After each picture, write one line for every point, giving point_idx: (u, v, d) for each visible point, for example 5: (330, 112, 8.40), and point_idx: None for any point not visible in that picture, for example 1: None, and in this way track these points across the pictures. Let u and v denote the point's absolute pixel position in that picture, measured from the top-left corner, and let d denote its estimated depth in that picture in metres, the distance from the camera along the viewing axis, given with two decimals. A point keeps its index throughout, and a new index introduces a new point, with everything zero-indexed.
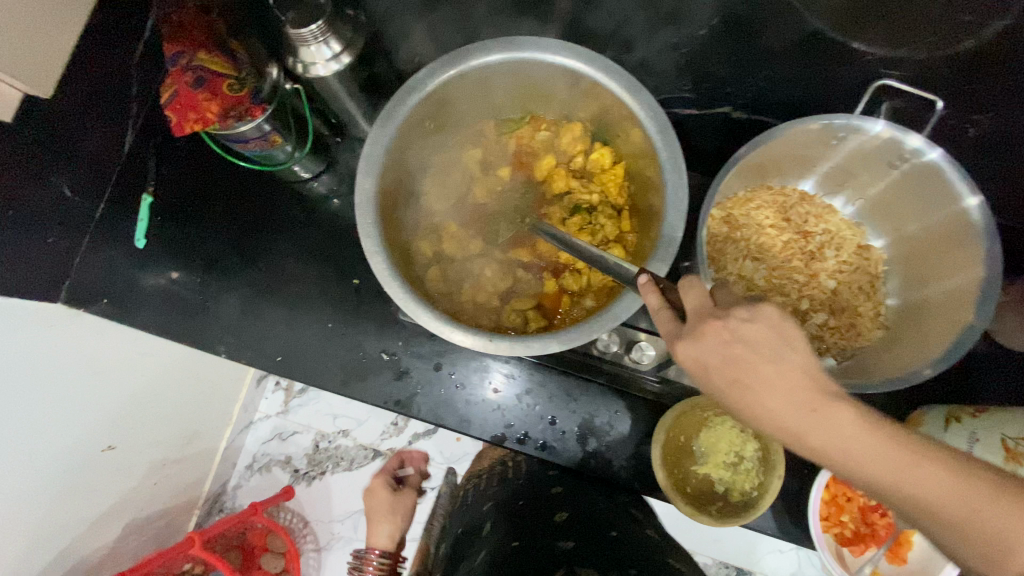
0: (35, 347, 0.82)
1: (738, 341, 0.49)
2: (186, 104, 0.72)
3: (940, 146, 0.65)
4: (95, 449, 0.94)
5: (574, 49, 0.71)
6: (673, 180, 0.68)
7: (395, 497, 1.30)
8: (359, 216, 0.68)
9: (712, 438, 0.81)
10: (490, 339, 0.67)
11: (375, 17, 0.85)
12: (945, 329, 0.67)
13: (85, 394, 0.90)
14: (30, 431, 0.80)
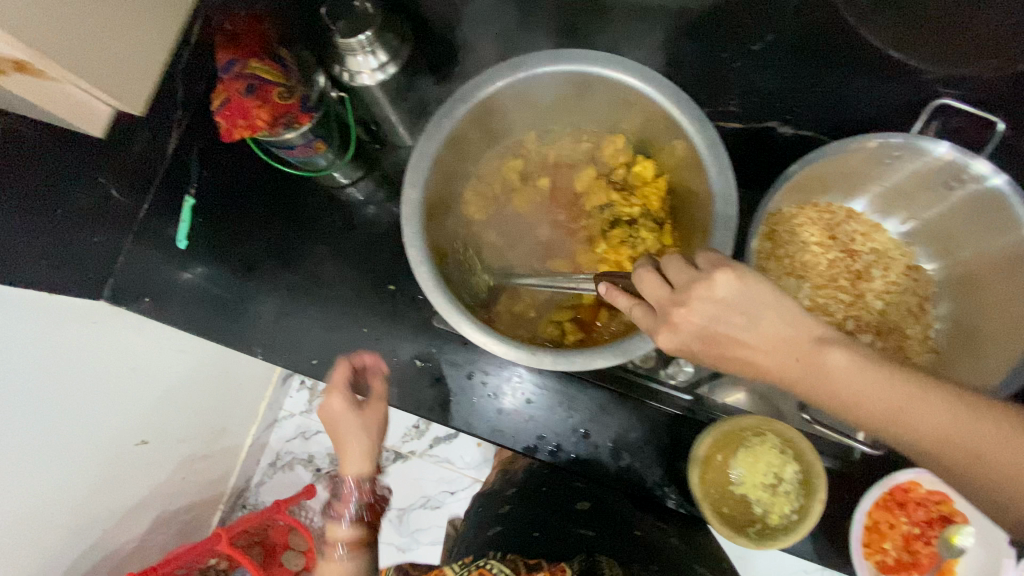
0: (76, 346, 0.87)
1: (713, 322, 0.53)
2: (236, 112, 0.74)
3: (1006, 173, 0.63)
4: (129, 445, 0.99)
5: (623, 62, 0.71)
6: (722, 196, 0.67)
7: (375, 404, 0.77)
8: (405, 226, 0.69)
9: (751, 458, 0.79)
10: (533, 353, 0.66)
11: (419, 28, 0.86)
12: (1001, 359, 0.65)
13: (120, 390, 0.94)
14: (68, 424, 0.85)
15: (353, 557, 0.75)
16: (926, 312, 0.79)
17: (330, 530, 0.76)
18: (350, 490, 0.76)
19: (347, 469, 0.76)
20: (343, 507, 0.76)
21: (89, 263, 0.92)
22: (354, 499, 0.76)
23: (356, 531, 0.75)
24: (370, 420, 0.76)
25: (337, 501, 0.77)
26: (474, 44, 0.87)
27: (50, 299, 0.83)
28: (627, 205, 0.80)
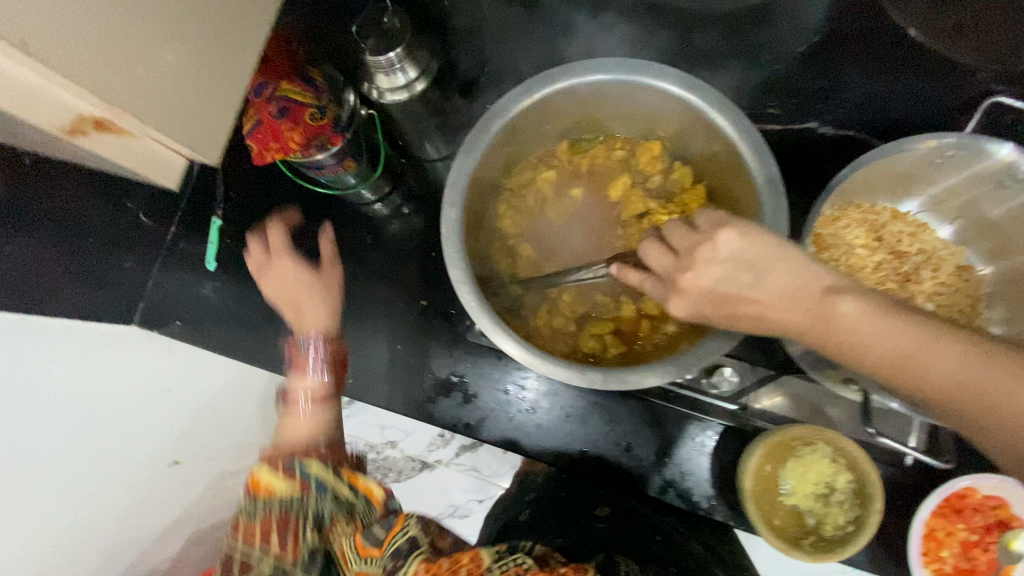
0: (91, 366, 0.80)
1: (723, 282, 0.57)
2: (269, 135, 0.75)
3: None
4: (160, 465, 0.88)
5: (662, 70, 0.69)
6: (770, 204, 0.65)
7: (327, 291, 0.82)
8: (445, 245, 0.67)
9: (801, 468, 0.78)
10: (584, 372, 0.64)
11: (459, 49, 0.88)
12: None
13: (151, 409, 0.86)
14: (89, 454, 0.77)
15: (318, 420, 0.75)
16: (979, 313, 0.76)
17: (285, 417, 0.76)
18: (307, 350, 0.78)
19: (302, 333, 0.79)
20: (302, 338, 0.79)
21: (116, 288, 0.94)
22: (314, 360, 0.78)
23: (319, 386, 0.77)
24: (325, 283, 0.81)
25: (298, 359, 0.79)
26: (506, 59, 0.88)
27: (86, 325, 0.85)
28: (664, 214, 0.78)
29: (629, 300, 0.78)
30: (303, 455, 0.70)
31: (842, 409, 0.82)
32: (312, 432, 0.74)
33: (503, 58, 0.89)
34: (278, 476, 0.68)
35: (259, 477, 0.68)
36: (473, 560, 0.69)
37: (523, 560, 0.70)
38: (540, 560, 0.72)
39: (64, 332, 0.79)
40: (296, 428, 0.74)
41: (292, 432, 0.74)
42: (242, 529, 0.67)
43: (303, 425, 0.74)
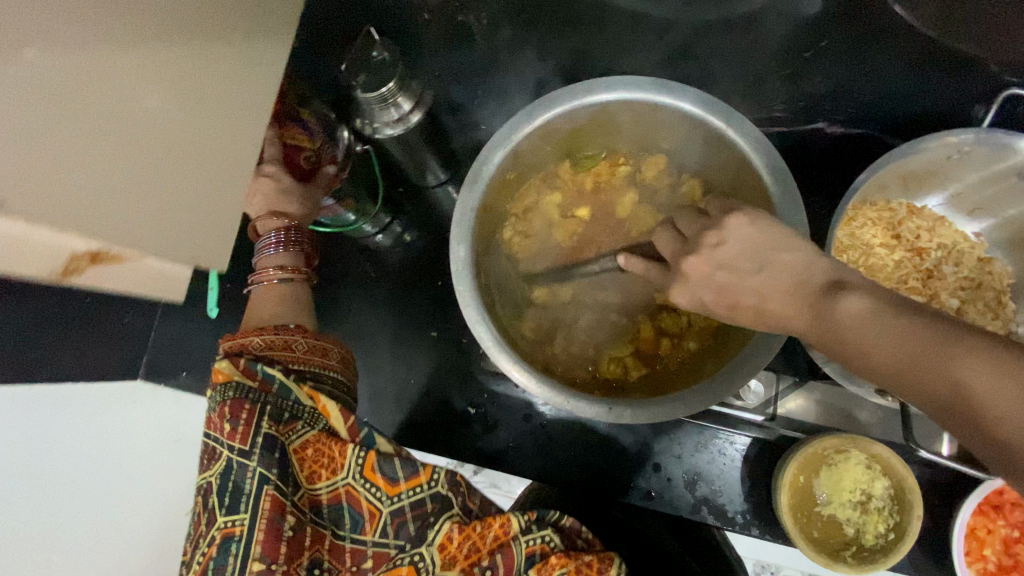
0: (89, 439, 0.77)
1: (725, 270, 0.54)
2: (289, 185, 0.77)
3: None
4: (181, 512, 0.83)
5: (664, 85, 0.67)
6: (789, 218, 0.63)
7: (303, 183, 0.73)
8: (457, 286, 0.65)
9: (835, 476, 0.76)
10: (610, 406, 0.62)
11: (454, 76, 0.88)
12: None
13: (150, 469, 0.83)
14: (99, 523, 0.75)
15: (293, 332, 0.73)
16: (1005, 306, 0.74)
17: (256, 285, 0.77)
18: (271, 238, 0.75)
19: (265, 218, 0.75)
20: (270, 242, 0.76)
21: (119, 344, 0.92)
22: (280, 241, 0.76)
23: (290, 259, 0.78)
24: (310, 198, 0.74)
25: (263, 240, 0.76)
26: (502, 83, 0.87)
27: (86, 388, 0.84)
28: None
29: (646, 320, 0.75)
30: (276, 346, 0.71)
31: (872, 413, 0.80)
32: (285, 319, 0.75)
33: (503, 83, 0.88)
34: (250, 377, 0.66)
35: (224, 368, 0.66)
36: (502, 526, 0.63)
37: (550, 538, 0.62)
38: (568, 536, 0.65)
39: (60, 397, 0.78)
40: (267, 309, 0.75)
41: (261, 314, 0.75)
42: (208, 422, 0.65)
43: (277, 305, 0.76)
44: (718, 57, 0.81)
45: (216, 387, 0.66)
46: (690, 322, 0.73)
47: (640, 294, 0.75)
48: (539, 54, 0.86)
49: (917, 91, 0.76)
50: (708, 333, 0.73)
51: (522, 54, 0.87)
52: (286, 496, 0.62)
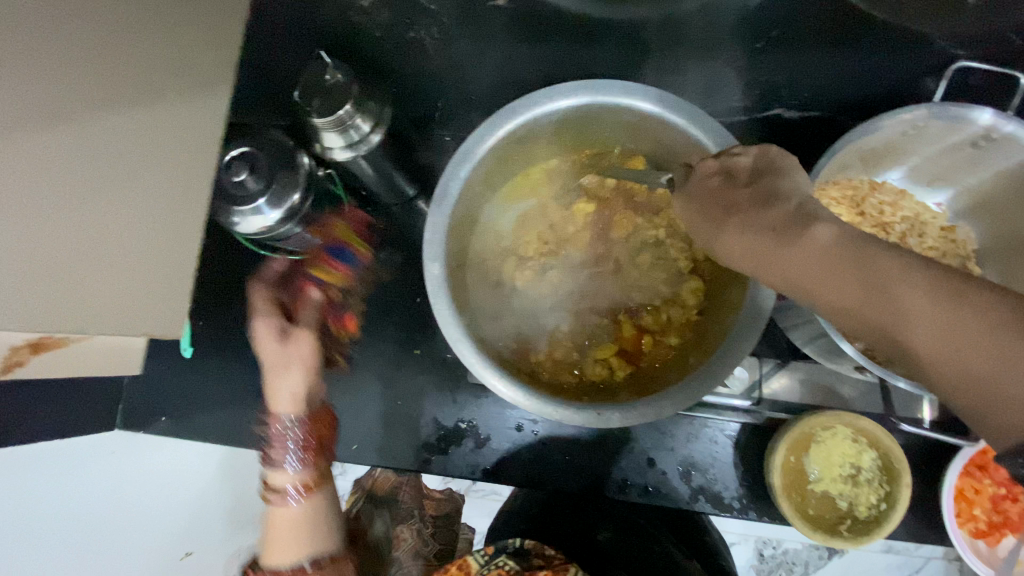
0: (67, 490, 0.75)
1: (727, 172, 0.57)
2: (331, 252, 0.83)
3: (990, 108, 0.64)
4: (173, 560, 0.81)
5: (625, 87, 0.67)
6: None
7: (290, 342, 0.68)
8: (434, 305, 0.64)
9: (824, 453, 0.77)
10: (598, 412, 0.62)
11: (414, 91, 0.87)
12: None
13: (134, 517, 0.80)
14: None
15: (310, 513, 0.69)
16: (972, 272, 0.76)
17: (274, 509, 0.70)
18: (281, 430, 0.69)
19: (271, 416, 0.69)
20: (278, 454, 0.69)
21: (93, 395, 0.89)
22: (289, 446, 0.69)
23: (301, 476, 0.69)
24: (300, 357, 0.68)
25: (269, 449, 0.69)
26: (464, 93, 0.87)
27: (61, 444, 0.80)
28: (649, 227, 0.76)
29: (626, 319, 0.75)
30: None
31: (853, 386, 0.82)
32: (304, 548, 0.68)
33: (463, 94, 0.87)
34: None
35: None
36: (463, 565, 0.83)
37: (506, 561, 0.82)
38: (522, 557, 0.83)
39: (44, 455, 0.76)
40: (283, 546, 0.69)
41: (277, 555, 0.69)
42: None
43: (291, 535, 0.68)
44: (676, 52, 0.82)
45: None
46: (671, 318, 0.73)
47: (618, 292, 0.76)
48: (499, 62, 0.86)
49: (863, 72, 0.79)
50: (688, 328, 0.73)
51: (482, 61, 0.86)
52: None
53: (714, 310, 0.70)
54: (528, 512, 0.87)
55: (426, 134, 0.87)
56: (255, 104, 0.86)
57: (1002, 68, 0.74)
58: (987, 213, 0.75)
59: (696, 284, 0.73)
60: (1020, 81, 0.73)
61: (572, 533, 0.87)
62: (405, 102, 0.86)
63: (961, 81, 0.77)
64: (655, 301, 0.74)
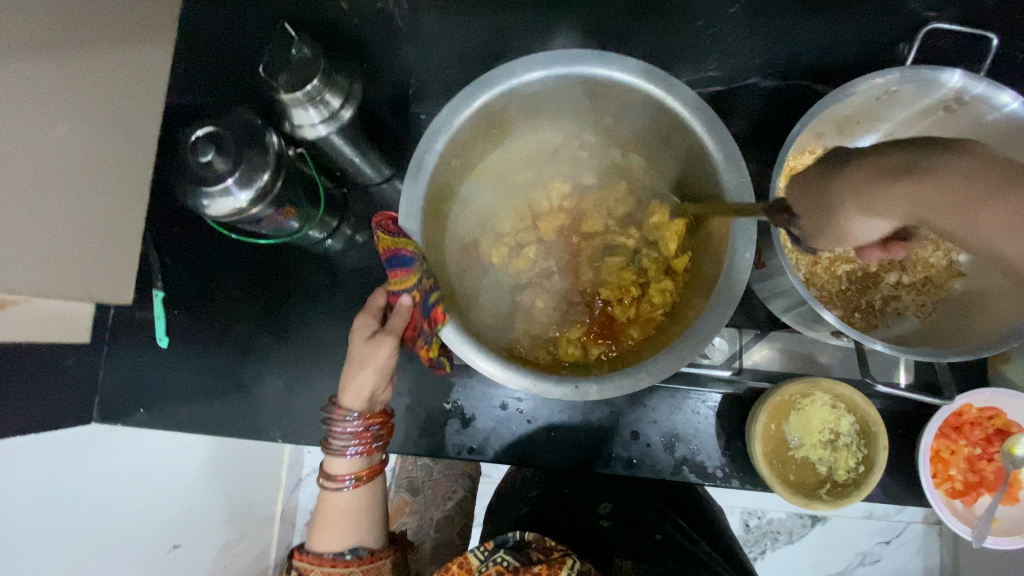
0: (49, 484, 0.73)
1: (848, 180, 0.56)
2: (391, 265, 0.62)
3: (958, 69, 0.65)
4: (161, 551, 0.85)
5: (602, 55, 0.65)
6: (733, 182, 0.63)
7: (373, 342, 0.65)
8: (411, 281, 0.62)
9: (803, 420, 0.78)
10: (577, 384, 0.61)
11: (389, 66, 0.85)
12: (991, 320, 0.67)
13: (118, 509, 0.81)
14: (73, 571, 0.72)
15: (364, 505, 0.70)
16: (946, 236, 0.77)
17: (327, 495, 0.69)
18: (344, 422, 0.66)
19: (338, 409, 0.67)
20: (338, 444, 0.67)
21: (67, 387, 0.86)
22: (350, 439, 0.67)
23: (358, 467, 0.69)
24: (377, 362, 0.65)
25: (330, 437, 0.67)
26: (438, 68, 0.86)
27: (39, 439, 0.77)
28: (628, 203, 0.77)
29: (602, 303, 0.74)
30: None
31: (832, 353, 0.83)
32: (352, 540, 0.69)
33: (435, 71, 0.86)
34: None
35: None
36: (462, 564, 0.68)
37: (504, 557, 0.69)
38: (520, 552, 0.71)
39: (23, 446, 0.74)
40: (329, 533, 0.68)
41: (323, 540, 0.68)
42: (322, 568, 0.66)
43: (337, 525, 0.68)
44: (652, 20, 0.81)
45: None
46: (638, 311, 0.72)
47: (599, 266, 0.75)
48: (472, 34, 0.84)
49: (836, 41, 0.79)
50: (652, 325, 0.71)
51: (455, 34, 0.85)
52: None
53: (689, 293, 0.69)
54: (528, 493, 0.92)
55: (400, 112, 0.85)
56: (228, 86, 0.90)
57: (973, 29, 0.74)
58: None
59: (668, 283, 0.71)
60: (991, 42, 0.74)
61: (571, 516, 0.89)
62: (378, 78, 0.85)
63: (931, 45, 0.78)
64: (625, 295, 0.73)
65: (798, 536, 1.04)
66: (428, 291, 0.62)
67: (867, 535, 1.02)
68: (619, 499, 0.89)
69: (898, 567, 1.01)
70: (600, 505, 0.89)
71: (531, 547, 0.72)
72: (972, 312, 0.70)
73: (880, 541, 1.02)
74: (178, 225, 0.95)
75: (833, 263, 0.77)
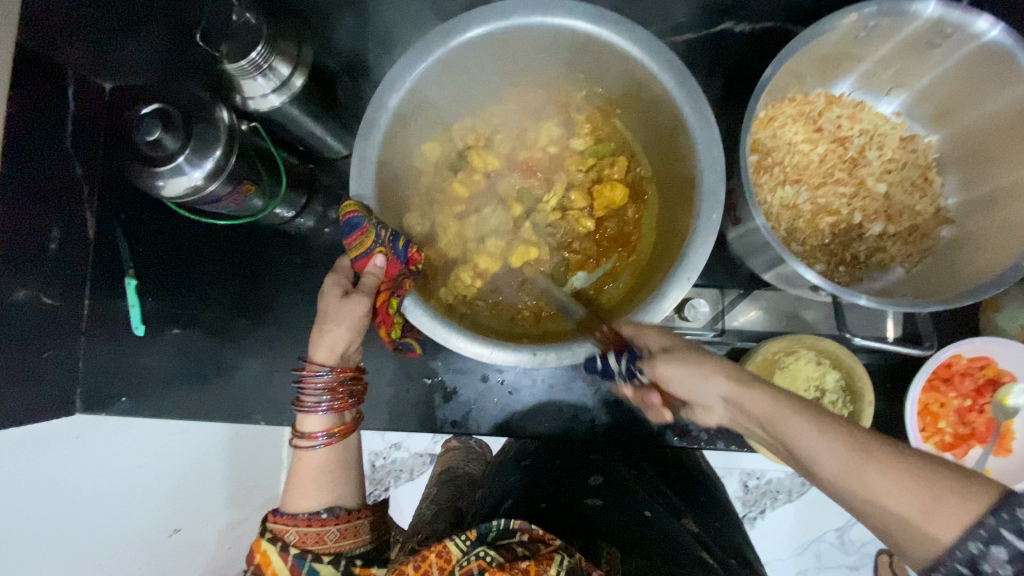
0: (41, 475, 0.73)
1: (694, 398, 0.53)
2: (345, 231, 0.60)
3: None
4: (160, 534, 0.84)
5: (559, 3, 0.61)
6: (702, 135, 0.59)
7: (345, 300, 0.61)
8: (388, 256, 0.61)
9: (787, 379, 0.76)
10: (534, 352, 0.59)
11: (346, 31, 0.82)
12: (983, 267, 0.64)
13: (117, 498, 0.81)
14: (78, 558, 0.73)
15: (338, 465, 0.64)
16: (932, 183, 0.74)
17: (298, 455, 0.63)
18: (316, 375, 0.61)
19: (307, 363, 0.62)
20: (310, 400, 0.62)
21: (44, 380, 0.85)
22: (322, 393, 0.61)
23: (332, 423, 0.63)
24: (350, 318, 0.60)
25: (301, 393, 0.62)
26: (398, 32, 0.82)
27: (22, 431, 0.77)
28: (607, 167, 0.70)
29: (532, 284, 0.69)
30: (310, 539, 0.60)
31: (817, 311, 0.80)
32: (327, 502, 0.62)
33: (393, 35, 0.82)
34: (287, 565, 0.58)
35: (265, 545, 0.59)
36: (440, 554, 0.58)
37: (487, 551, 0.57)
38: (504, 547, 0.59)
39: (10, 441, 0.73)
40: (303, 492, 0.62)
41: (297, 501, 0.62)
42: (299, 535, 0.59)
43: (312, 484, 0.62)
44: None
45: (252, 570, 0.58)
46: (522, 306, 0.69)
47: (571, 233, 0.70)
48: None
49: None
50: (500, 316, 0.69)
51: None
52: (344, 549, 0.61)
53: (658, 258, 0.66)
54: (520, 461, 0.83)
55: (360, 81, 0.83)
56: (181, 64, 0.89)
57: None
58: (945, 120, 0.73)
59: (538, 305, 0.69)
60: None
61: (558, 491, 0.75)
62: (333, 46, 0.82)
63: None
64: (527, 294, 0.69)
65: (797, 494, 1.06)
66: (392, 241, 0.61)
67: None
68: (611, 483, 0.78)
69: None
70: (590, 476, 0.79)
71: (518, 540, 0.61)
72: (966, 257, 0.68)
73: None
74: (144, 210, 0.93)
75: (815, 217, 0.73)
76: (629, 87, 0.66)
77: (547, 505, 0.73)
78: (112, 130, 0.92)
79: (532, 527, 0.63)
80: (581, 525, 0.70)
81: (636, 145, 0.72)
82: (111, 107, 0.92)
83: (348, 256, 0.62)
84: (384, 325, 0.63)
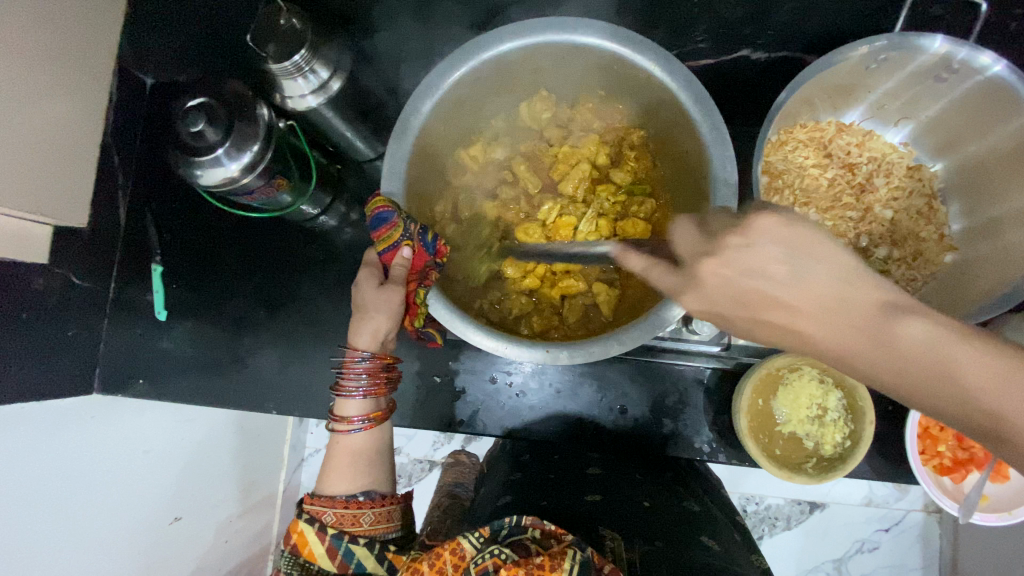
0: (53, 446, 0.75)
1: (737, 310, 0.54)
2: (375, 225, 0.63)
3: (943, 35, 0.64)
4: (162, 522, 0.86)
5: (590, 23, 0.65)
6: (718, 153, 0.62)
7: (373, 290, 0.64)
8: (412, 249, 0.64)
9: (790, 395, 0.78)
10: (548, 350, 0.61)
11: (383, 40, 0.87)
12: (988, 288, 0.66)
13: (123, 475, 0.82)
14: (76, 532, 0.74)
15: (371, 451, 0.66)
16: (937, 211, 0.77)
17: (336, 437, 0.65)
18: (356, 362, 0.63)
19: (350, 350, 0.64)
20: (349, 385, 0.64)
21: (65, 359, 0.88)
22: (360, 378, 0.64)
23: (369, 409, 0.66)
24: (387, 306, 0.63)
25: (340, 379, 0.64)
26: (431, 43, 0.87)
27: (39, 406, 0.79)
28: (636, 204, 0.74)
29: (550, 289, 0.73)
30: (346, 521, 0.61)
31: None
32: (362, 486, 0.64)
33: (428, 47, 0.87)
34: (323, 546, 0.59)
35: (302, 525, 0.60)
36: (454, 552, 0.53)
37: (502, 548, 0.51)
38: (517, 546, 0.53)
39: (26, 412, 0.76)
40: (339, 476, 0.64)
41: (333, 483, 0.64)
42: (337, 515, 0.61)
43: (347, 467, 0.64)
44: None
45: (289, 550, 0.59)
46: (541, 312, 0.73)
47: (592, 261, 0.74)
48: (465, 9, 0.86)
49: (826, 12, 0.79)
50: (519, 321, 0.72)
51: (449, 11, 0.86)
52: (382, 534, 0.62)
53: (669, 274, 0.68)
54: (517, 457, 0.83)
55: (392, 88, 0.87)
56: (222, 63, 0.94)
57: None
58: (950, 152, 0.76)
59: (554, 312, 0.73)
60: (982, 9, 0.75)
61: (549, 499, 0.69)
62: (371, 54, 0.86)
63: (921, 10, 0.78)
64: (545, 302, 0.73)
65: (796, 521, 1.06)
66: (419, 234, 0.64)
67: (865, 522, 1.05)
68: (609, 501, 0.70)
69: (895, 555, 1.04)
70: (588, 493, 0.71)
71: (529, 537, 0.54)
72: (968, 282, 0.70)
73: (878, 529, 1.04)
74: (174, 200, 0.97)
75: None
76: (650, 102, 0.70)
77: (549, 503, 0.68)
78: (152, 122, 0.96)
79: (546, 522, 0.56)
80: (585, 517, 0.65)
81: (652, 160, 0.75)
82: (151, 100, 0.97)
83: (376, 248, 0.65)
84: (410, 314, 0.67)
